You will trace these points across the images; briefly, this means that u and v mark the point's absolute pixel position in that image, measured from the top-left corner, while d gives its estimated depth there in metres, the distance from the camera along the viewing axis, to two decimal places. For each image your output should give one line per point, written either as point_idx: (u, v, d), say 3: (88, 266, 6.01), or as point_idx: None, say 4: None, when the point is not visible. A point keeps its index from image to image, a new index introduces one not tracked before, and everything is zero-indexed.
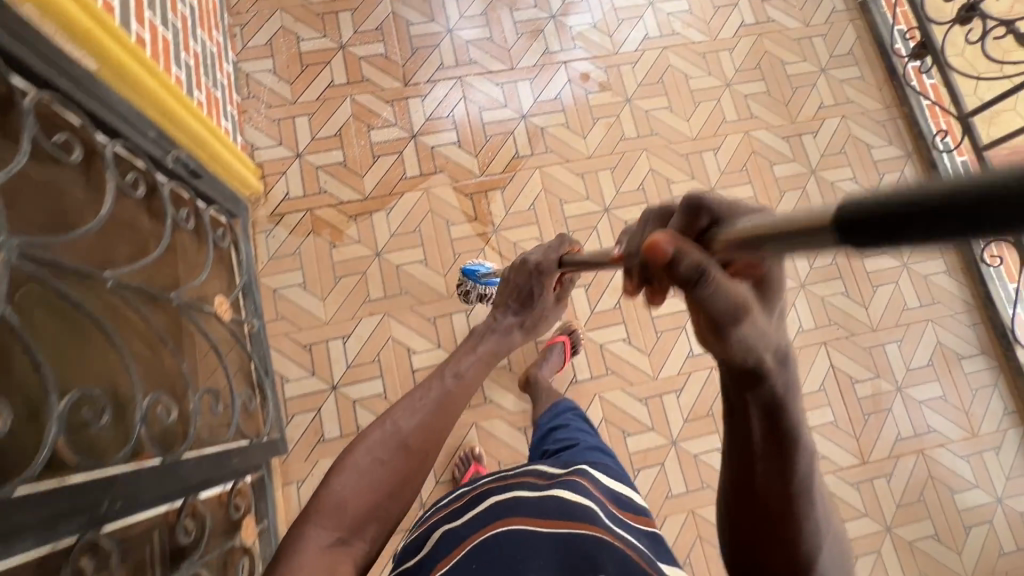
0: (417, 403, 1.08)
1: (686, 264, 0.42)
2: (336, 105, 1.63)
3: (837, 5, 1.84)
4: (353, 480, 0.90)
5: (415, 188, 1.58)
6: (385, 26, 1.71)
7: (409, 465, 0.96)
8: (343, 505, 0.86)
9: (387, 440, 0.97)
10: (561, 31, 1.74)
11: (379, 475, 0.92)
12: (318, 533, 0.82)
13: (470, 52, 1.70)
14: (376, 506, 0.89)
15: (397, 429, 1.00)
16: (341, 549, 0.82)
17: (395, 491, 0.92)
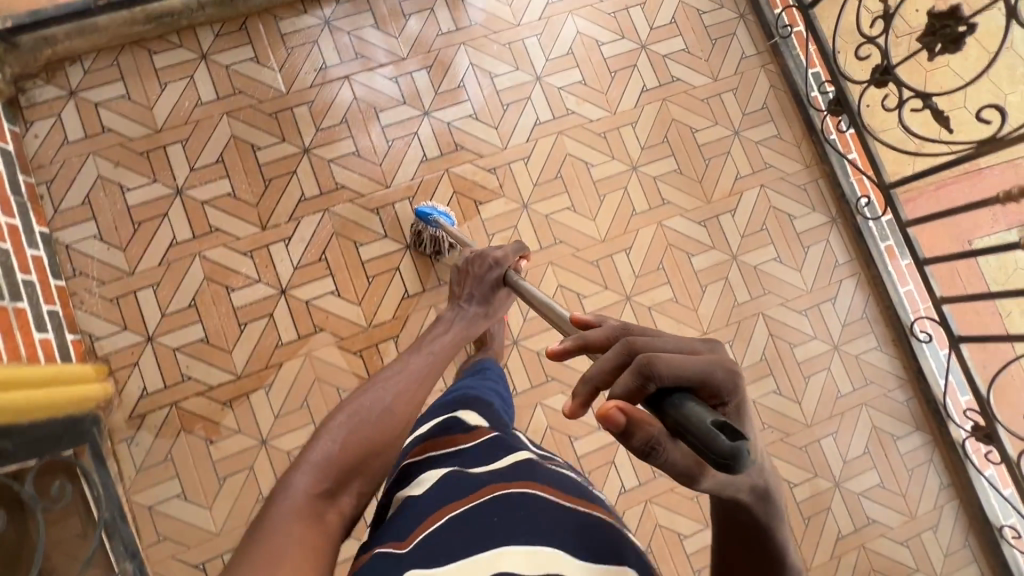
0: (396, 375, 0.98)
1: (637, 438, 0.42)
2: (183, 268, 1.38)
3: (746, 51, 1.63)
4: (335, 444, 0.80)
5: (294, 354, 1.39)
6: (227, 156, 1.43)
7: (389, 432, 0.86)
8: (329, 464, 0.76)
9: (373, 407, 0.88)
10: (438, 132, 1.50)
11: (364, 437, 0.82)
12: (299, 488, 0.72)
13: (334, 174, 1.45)
14: (360, 463, 0.80)
15: (380, 398, 0.90)
16: (319, 506, 0.71)
17: (377, 449, 0.83)
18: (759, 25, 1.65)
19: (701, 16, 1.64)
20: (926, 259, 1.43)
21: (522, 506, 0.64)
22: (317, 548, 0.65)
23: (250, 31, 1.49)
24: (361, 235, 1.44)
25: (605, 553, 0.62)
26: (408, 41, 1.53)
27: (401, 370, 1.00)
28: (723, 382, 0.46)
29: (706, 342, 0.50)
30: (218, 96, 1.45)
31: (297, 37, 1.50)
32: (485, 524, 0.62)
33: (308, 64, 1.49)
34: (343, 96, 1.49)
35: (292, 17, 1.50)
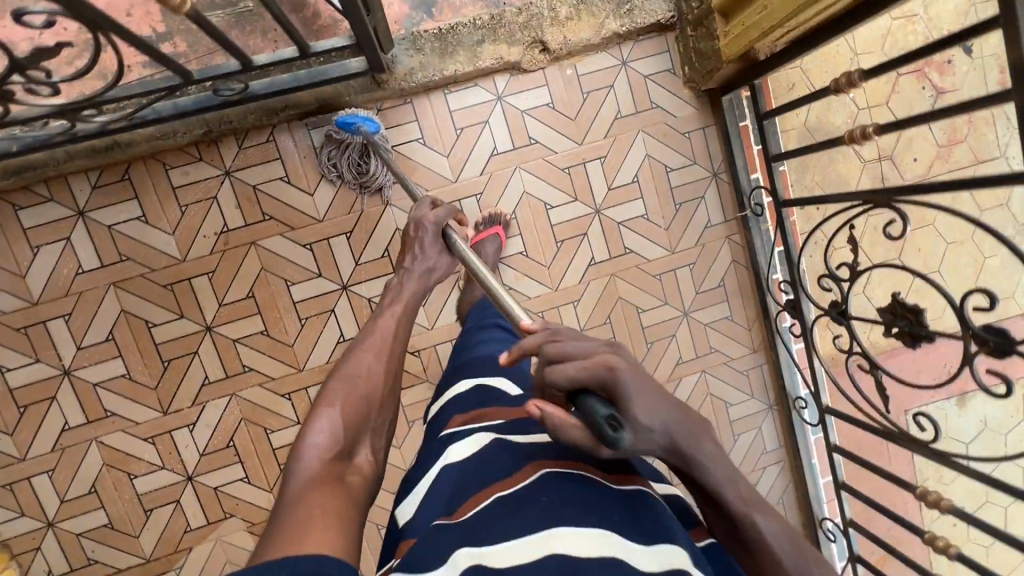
0: (382, 339, 0.91)
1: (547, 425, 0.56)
2: (79, 454, 1.31)
3: (711, 220, 1.47)
4: (335, 413, 0.76)
5: (204, 538, 1.37)
6: (118, 333, 1.29)
7: (383, 388, 0.85)
8: (336, 439, 0.73)
9: (363, 371, 0.83)
10: (358, 309, 1.37)
11: (359, 403, 0.79)
12: (307, 466, 0.69)
13: (241, 355, 1.34)
14: (360, 426, 0.78)
15: (367, 363, 0.85)
16: (337, 466, 0.71)
17: (375, 410, 0.81)
18: (731, 189, 1.47)
19: (667, 174, 1.45)
20: (844, 483, 1.42)
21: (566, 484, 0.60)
22: (350, 509, 0.64)
23: (135, 183, 1.27)
24: (271, 421, 1.36)
25: (654, 532, 0.56)
26: (325, 199, 1.33)
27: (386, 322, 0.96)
28: (611, 380, 0.53)
29: (611, 344, 0.56)
30: (102, 263, 1.27)
31: (191, 191, 1.28)
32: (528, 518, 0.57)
33: (207, 225, 1.30)
34: (250, 263, 1.32)
35: (184, 166, 1.28)
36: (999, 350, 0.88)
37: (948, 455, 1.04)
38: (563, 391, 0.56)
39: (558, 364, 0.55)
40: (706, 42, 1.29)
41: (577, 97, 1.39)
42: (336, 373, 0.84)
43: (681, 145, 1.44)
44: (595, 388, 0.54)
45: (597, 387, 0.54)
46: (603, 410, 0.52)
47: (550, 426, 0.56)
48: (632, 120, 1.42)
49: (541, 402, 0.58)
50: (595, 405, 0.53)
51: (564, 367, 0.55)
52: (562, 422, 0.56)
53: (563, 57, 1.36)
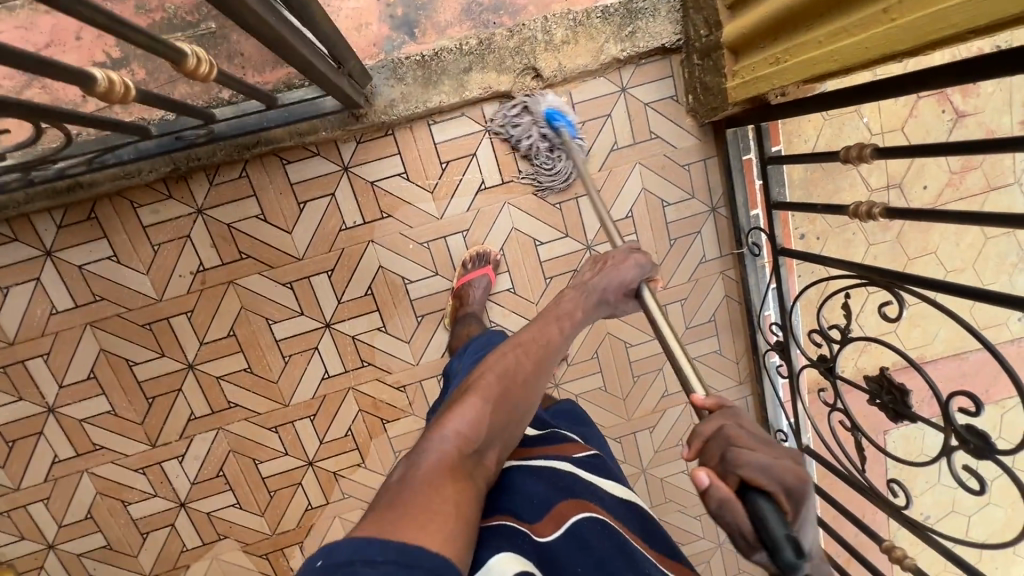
0: (536, 340, 0.86)
1: (713, 495, 0.54)
2: (72, 484, 1.34)
3: (706, 256, 1.42)
4: (481, 407, 0.73)
5: (200, 557, 1.43)
6: (100, 371, 1.28)
7: (531, 399, 0.80)
8: (474, 431, 0.71)
9: (515, 371, 0.79)
10: (342, 347, 1.35)
11: (506, 404, 0.76)
12: (441, 452, 0.67)
13: (225, 391, 1.34)
14: (498, 428, 0.75)
15: (521, 363, 0.81)
16: (467, 462, 0.69)
17: (515, 416, 0.78)
18: (729, 225, 1.41)
19: (664, 208, 1.38)
20: (815, 514, 1.48)
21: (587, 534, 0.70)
22: (468, 509, 0.62)
23: (102, 221, 1.21)
24: (260, 452, 1.39)
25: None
26: (304, 236, 1.28)
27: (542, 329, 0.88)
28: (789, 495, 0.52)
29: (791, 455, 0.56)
30: (76, 303, 1.24)
31: (163, 230, 1.23)
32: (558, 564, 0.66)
33: (182, 264, 1.25)
34: (230, 301, 1.29)
35: (154, 203, 1.21)
36: (977, 452, 0.88)
37: (918, 524, 1.06)
38: (742, 478, 0.54)
39: (745, 458, 0.55)
40: (712, 76, 1.19)
41: (572, 127, 1.30)
42: (484, 366, 0.80)
43: (680, 178, 1.37)
44: (767, 487, 0.53)
45: (769, 487, 0.53)
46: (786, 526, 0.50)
47: (710, 502, 0.55)
48: (630, 151, 1.33)
49: (711, 472, 0.56)
50: (760, 497, 0.53)
51: (752, 460, 0.54)
52: (727, 505, 0.54)
53: (557, 84, 1.26)
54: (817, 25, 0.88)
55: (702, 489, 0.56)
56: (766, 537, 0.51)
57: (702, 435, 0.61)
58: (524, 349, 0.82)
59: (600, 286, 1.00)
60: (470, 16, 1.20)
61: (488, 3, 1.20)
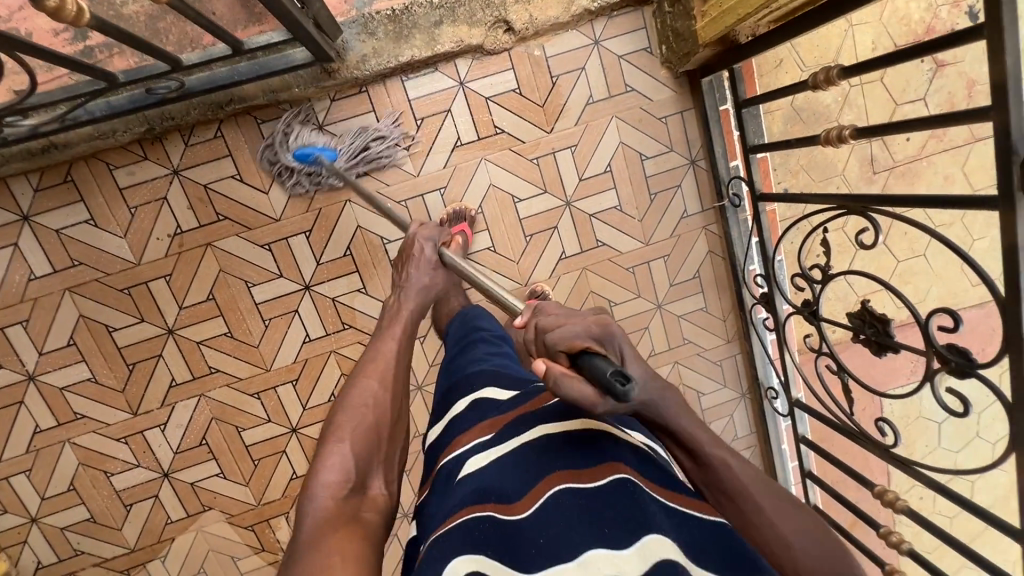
0: (380, 360, 0.86)
1: (551, 373, 0.56)
2: (54, 455, 1.33)
3: (688, 210, 1.41)
4: (343, 449, 0.72)
5: (185, 529, 1.42)
6: (79, 338, 1.28)
7: (391, 414, 0.80)
8: (347, 473, 0.70)
9: (365, 400, 0.79)
10: (323, 309, 1.34)
11: (367, 434, 0.76)
12: (320, 511, 0.66)
13: (206, 357, 1.33)
14: (370, 457, 0.74)
15: (371, 389, 0.81)
16: (350, 503, 0.68)
17: (384, 439, 0.77)
18: (709, 178, 1.40)
19: (642, 162, 1.38)
20: (809, 472, 1.45)
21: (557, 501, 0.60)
22: (365, 552, 0.60)
23: (79, 185, 1.21)
24: (243, 420, 1.38)
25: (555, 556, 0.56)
26: (280, 197, 1.28)
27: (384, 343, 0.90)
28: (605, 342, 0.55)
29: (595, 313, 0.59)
30: (54, 268, 1.24)
31: (140, 192, 1.23)
32: (525, 539, 0.58)
33: (159, 227, 1.25)
34: (208, 264, 1.29)
35: (130, 165, 1.22)
36: (960, 370, 0.86)
37: (907, 462, 1.04)
38: (565, 351, 0.57)
39: (558, 334, 0.57)
40: (683, 20, 1.19)
41: (546, 81, 1.29)
42: (339, 402, 0.79)
43: (657, 132, 1.36)
44: (589, 348, 0.55)
45: (589, 347, 0.55)
46: (608, 364, 0.52)
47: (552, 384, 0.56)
48: (606, 105, 1.33)
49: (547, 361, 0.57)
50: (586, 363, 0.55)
51: (564, 338, 0.56)
52: (563, 377, 0.55)
53: (529, 37, 1.26)
54: None
55: (545, 375, 0.56)
56: (602, 385, 0.52)
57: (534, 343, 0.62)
58: (371, 373, 0.83)
59: (418, 279, 1.05)
60: None
61: None
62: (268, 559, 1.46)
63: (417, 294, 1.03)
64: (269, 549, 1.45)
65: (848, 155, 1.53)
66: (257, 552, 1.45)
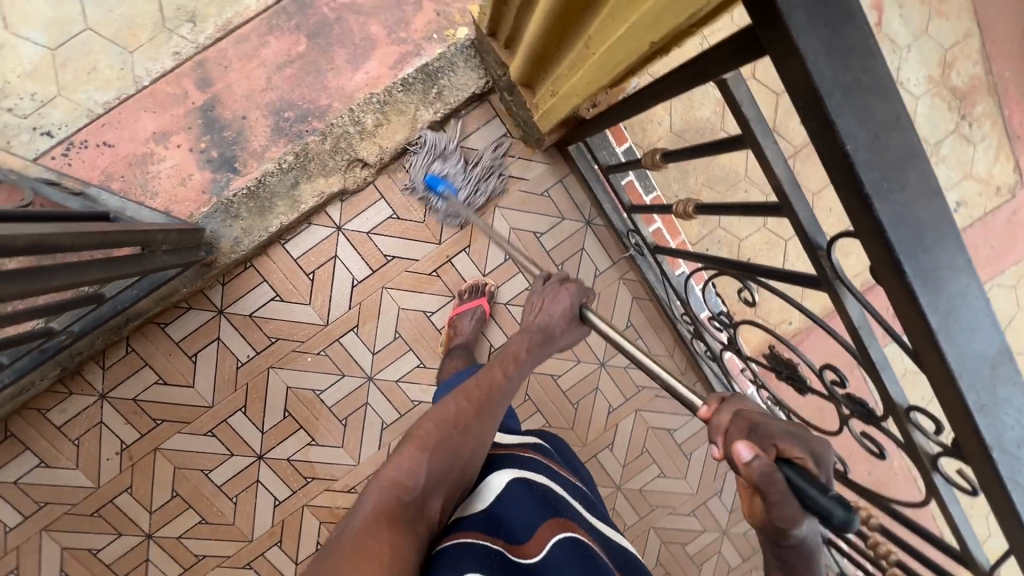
0: (482, 387, 0.92)
1: (756, 464, 0.49)
2: None
3: (600, 266, 1.41)
4: (419, 455, 0.77)
5: None
6: (68, 570, 1.33)
7: (470, 440, 0.82)
8: (412, 478, 0.74)
9: (460, 413, 0.85)
10: (281, 471, 1.38)
11: (446, 452, 0.79)
12: (375, 505, 0.70)
13: (190, 548, 1.38)
14: (437, 479, 0.76)
15: (464, 407, 0.87)
16: (406, 509, 0.71)
17: (462, 454, 0.81)
18: (609, 232, 1.40)
19: (538, 239, 1.37)
20: None
21: (567, 548, 0.73)
22: (406, 550, 0.64)
23: (20, 436, 1.27)
24: None
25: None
26: (207, 384, 1.32)
27: (473, 386, 0.92)
28: (804, 446, 0.50)
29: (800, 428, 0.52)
30: (25, 516, 1.30)
31: (78, 423, 1.29)
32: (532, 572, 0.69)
33: (106, 447, 1.31)
34: (162, 467, 1.34)
35: (60, 403, 1.28)
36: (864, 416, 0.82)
37: (870, 493, 1.00)
38: (777, 450, 0.50)
39: (777, 427, 0.51)
40: (522, 109, 1.19)
41: (418, 197, 1.31)
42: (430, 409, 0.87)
43: (543, 207, 1.36)
44: (798, 457, 0.49)
45: (800, 457, 0.49)
46: (825, 488, 0.46)
47: (757, 481, 0.48)
48: (483, 200, 1.34)
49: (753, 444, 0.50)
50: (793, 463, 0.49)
51: (783, 439, 0.50)
52: (774, 484, 0.47)
53: (389, 163, 1.28)
54: (562, 57, 0.87)
55: (745, 463, 0.49)
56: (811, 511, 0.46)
57: (721, 428, 0.56)
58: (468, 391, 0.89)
59: (546, 318, 1.04)
60: (282, 133, 1.23)
61: (294, 115, 1.23)
62: None
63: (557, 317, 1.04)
64: None
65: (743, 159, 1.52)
66: None
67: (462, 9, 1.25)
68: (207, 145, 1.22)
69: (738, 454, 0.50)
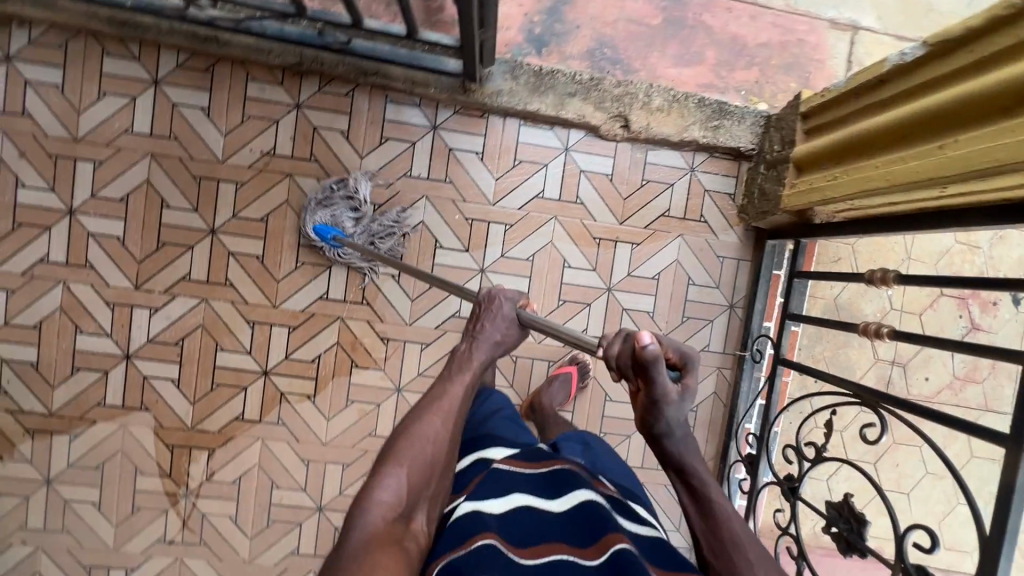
0: (446, 398, 0.87)
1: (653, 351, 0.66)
2: (42, 289, 1.33)
3: (712, 345, 1.47)
4: (398, 476, 0.75)
5: (111, 418, 1.37)
6: (132, 199, 1.34)
7: (442, 453, 0.81)
8: (398, 499, 0.73)
9: (430, 435, 0.81)
10: (352, 276, 1.38)
11: (421, 466, 0.78)
12: (361, 532, 0.69)
13: (229, 268, 1.36)
14: (419, 489, 0.76)
15: (431, 423, 0.82)
16: (398, 528, 0.71)
17: (440, 471, 0.80)
18: (740, 327, 1.47)
19: (688, 285, 1.45)
20: None
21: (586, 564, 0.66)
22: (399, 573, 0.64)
23: (215, 77, 1.33)
24: (225, 340, 1.37)
25: None
26: (371, 166, 1.37)
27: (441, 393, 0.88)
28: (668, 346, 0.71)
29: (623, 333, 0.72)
30: (151, 132, 1.33)
31: (259, 106, 1.34)
32: None
33: (258, 141, 1.35)
34: (278, 192, 1.36)
35: (264, 83, 1.34)
36: None
37: None
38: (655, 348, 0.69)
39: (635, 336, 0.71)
40: (772, 184, 1.32)
41: (636, 179, 1.42)
42: (408, 424, 0.82)
43: (712, 266, 1.45)
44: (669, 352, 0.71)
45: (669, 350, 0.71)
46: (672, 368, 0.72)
47: (648, 357, 0.66)
48: (677, 223, 1.44)
49: (652, 337, 0.68)
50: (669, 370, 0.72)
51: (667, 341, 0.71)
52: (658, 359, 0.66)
53: (641, 139, 1.40)
54: (879, 154, 1.01)
55: (642, 348, 0.66)
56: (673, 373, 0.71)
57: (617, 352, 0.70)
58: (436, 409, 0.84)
59: (495, 329, 0.95)
60: (591, 59, 1.39)
61: (610, 56, 1.39)
62: (167, 489, 1.39)
63: (487, 351, 0.94)
64: (174, 478, 1.39)
65: (868, 368, 1.60)
66: (162, 476, 1.39)
67: (776, 92, 1.44)
68: (538, 20, 1.38)
69: (643, 349, 0.66)
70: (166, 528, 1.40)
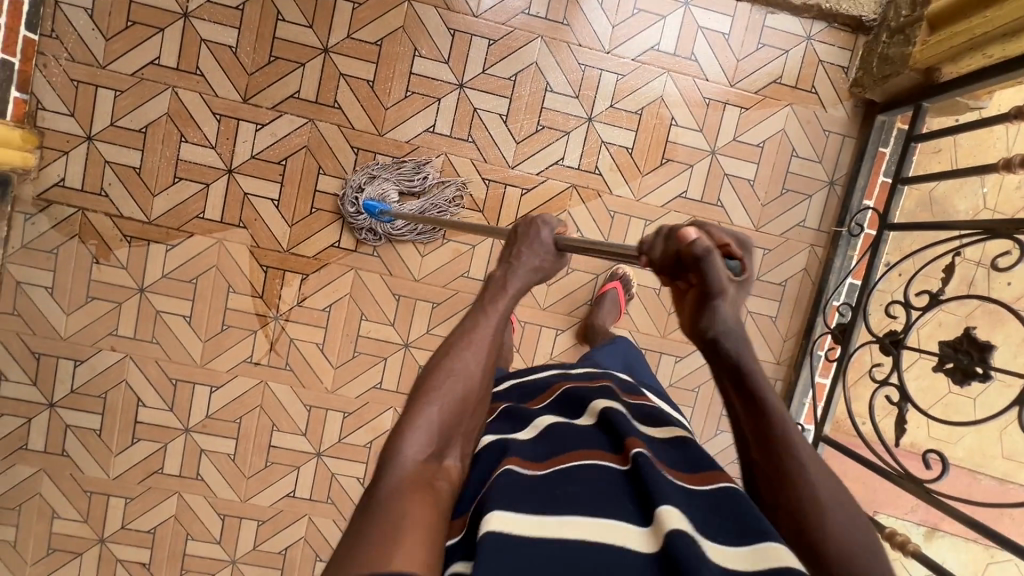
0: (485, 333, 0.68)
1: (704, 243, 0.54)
2: (150, 93, 1.32)
3: (807, 220, 1.46)
4: (433, 418, 0.61)
5: (209, 233, 1.36)
6: (249, 9, 1.31)
7: (478, 393, 0.65)
8: (430, 440, 0.60)
9: (463, 372, 0.64)
10: (460, 112, 1.37)
11: (457, 406, 0.63)
12: (401, 470, 0.57)
13: (339, 91, 1.35)
14: (454, 428, 0.62)
15: (467, 361, 0.65)
16: (429, 471, 0.59)
17: (473, 416, 0.64)
18: (838, 204, 1.46)
19: (791, 157, 1.44)
20: None
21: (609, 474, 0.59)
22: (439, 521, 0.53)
23: None
24: (329, 163, 1.36)
25: (581, 510, 0.54)
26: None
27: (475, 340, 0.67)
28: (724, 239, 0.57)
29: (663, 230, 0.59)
30: None
31: None
32: (551, 490, 0.56)
33: None
34: (395, 17, 1.34)
35: None
36: None
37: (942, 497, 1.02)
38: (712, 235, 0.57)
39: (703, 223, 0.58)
40: (898, 48, 1.31)
41: (753, 41, 1.40)
42: (433, 362, 0.65)
43: (817, 139, 1.44)
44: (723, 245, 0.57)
45: (724, 244, 0.57)
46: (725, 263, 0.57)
47: (698, 252, 0.54)
48: (788, 91, 1.42)
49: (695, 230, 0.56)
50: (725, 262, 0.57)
51: (713, 229, 0.57)
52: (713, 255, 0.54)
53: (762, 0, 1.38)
54: None
55: (689, 243, 0.54)
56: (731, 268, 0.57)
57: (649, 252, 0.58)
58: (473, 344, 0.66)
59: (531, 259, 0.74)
60: None
61: None
62: (258, 309, 1.39)
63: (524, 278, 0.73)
64: (266, 300, 1.39)
65: None
66: (253, 297, 1.39)
67: None
68: None
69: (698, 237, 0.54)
70: (253, 349, 1.40)
